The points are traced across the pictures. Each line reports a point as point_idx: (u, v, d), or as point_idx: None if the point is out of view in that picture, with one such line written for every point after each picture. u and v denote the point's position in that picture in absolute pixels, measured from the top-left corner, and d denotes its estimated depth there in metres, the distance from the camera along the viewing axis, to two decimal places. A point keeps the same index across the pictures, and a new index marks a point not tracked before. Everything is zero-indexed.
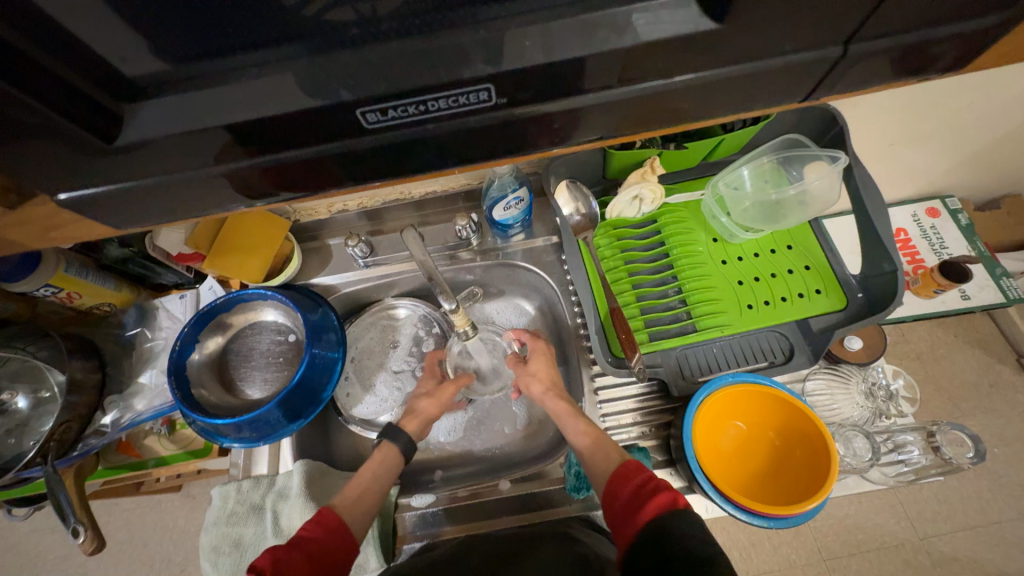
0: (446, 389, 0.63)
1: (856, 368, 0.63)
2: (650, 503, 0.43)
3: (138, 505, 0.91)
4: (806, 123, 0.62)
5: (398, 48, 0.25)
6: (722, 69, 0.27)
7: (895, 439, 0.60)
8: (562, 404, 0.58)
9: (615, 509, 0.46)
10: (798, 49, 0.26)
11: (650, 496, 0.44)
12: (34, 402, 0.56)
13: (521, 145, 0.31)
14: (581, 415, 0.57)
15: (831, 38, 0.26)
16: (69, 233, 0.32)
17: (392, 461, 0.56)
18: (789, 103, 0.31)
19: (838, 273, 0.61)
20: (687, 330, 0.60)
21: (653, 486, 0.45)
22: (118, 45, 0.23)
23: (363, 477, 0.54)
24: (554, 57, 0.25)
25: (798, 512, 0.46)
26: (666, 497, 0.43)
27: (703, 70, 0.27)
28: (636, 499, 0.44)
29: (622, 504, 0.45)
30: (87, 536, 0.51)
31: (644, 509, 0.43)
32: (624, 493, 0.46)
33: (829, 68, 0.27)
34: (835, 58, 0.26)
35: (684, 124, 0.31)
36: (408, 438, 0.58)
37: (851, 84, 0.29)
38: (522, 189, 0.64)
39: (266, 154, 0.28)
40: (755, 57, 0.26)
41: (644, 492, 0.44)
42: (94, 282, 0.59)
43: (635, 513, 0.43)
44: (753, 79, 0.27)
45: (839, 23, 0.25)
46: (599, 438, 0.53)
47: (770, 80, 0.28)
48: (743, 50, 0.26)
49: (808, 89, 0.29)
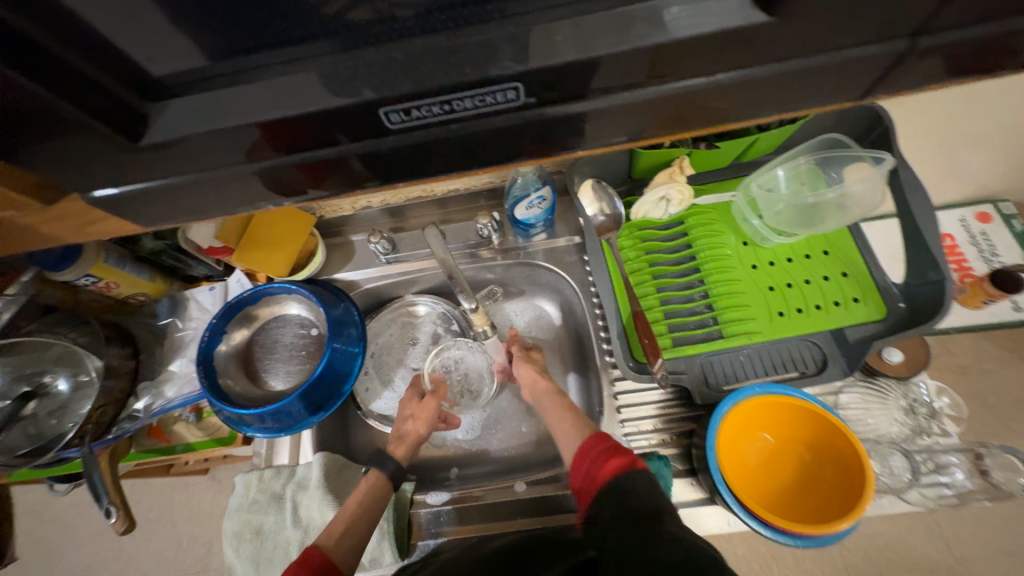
0: (429, 406, 0.63)
1: (895, 382, 0.60)
2: (609, 465, 0.46)
3: (168, 486, 0.95)
4: (847, 123, 0.58)
5: (421, 46, 0.24)
6: (766, 66, 0.25)
7: (937, 459, 0.57)
8: (550, 388, 0.61)
9: (578, 473, 0.49)
10: (854, 44, 0.24)
11: (610, 459, 0.47)
12: (75, 385, 0.58)
13: (548, 147, 0.29)
14: (564, 398, 0.60)
15: (899, 31, 0.24)
16: (103, 228, 0.33)
17: (378, 489, 0.55)
18: (844, 103, 0.28)
19: (879, 281, 0.57)
20: (713, 336, 0.58)
21: (613, 450, 0.48)
22: (149, 44, 0.23)
23: (348, 512, 0.52)
24: (588, 55, 0.24)
25: (829, 532, 0.44)
26: (624, 460, 0.47)
27: (746, 67, 0.25)
28: (597, 462, 0.48)
29: (585, 468, 0.48)
30: (119, 516, 0.54)
31: (603, 470, 0.46)
32: (587, 458, 0.49)
33: (893, 66, 0.25)
34: (903, 52, 0.24)
35: (722, 125, 0.30)
36: (397, 463, 0.58)
37: (909, 83, 0.27)
38: (545, 188, 0.63)
39: (292, 153, 0.28)
40: (802, 54, 0.25)
41: (605, 456, 0.48)
42: (130, 272, 0.61)
43: (595, 475, 0.47)
44: (802, 77, 0.26)
45: (908, 15, 0.23)
46: (578, 418, 0.56)
47: (820, 78, 0.26)
48: (788, 46, 0.24)
49: (865, 88, 0.27)
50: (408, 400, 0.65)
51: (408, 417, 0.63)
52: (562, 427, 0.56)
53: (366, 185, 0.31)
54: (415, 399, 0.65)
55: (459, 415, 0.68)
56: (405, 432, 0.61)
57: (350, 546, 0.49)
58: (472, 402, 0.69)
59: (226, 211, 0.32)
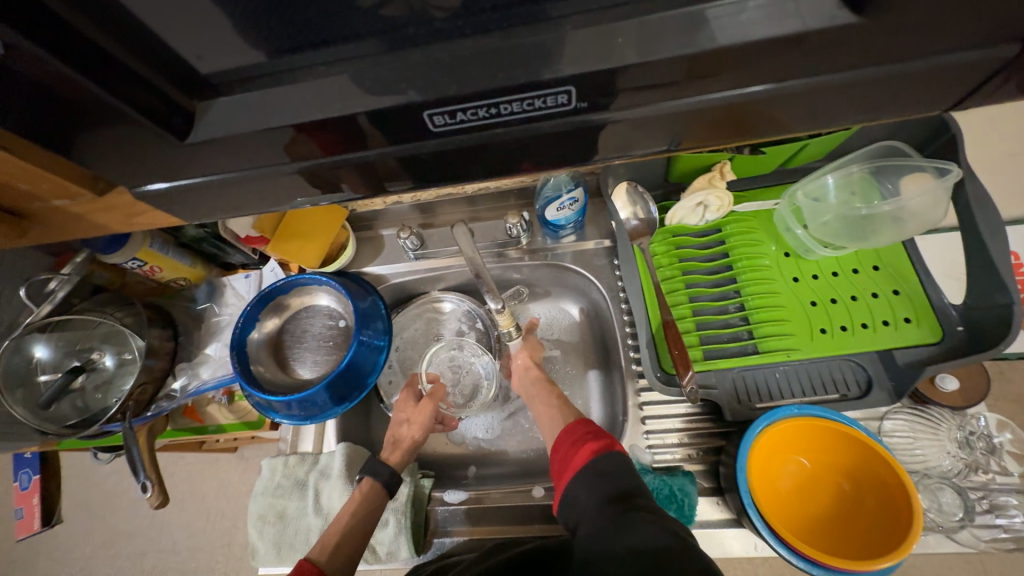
0: (426, 408, 0.63)
1: (950, 412, 0.56)
2: (588, 448, 0.48)
3: (200, 461, 0.99)
4: (908, 131, 0.54)
5: (467, 47, 0.24)
6: (846, 71, 0.23)
7: (993, 499, 0.51)
8: (541, 376, 0.63)
9: (558, 455, 0.50)
10: (954, 49, 0.22)
11: (588, 442, 0.48)
12: (119, 361, 0.62)
13: (592, 153, 0.28)
14: (552, 384, 0.62)
15: (1006, 35, 0.21)
16: (149, 218, 0.34)
17: (372, 495, 0.55)
18: (927, 114, 0.26)
19: (935, 302, 0.53)
20: (748, 350, 0.55)
21: (591, 434, 0.49)
22: (203, 41, 0.24)
23: (341, 524, 0.53)
24: (649, 58, 0.23)
25: (867, 569, 0.41)
26: (602, 443, 0.48)
27: (823, 73, 0.23)
28: (575, 444, 0.49)
29: (564, 450, 0.50)
30: (154, 490, 0.56)
31: (581, 453, 0.48)
32: (567, 440, 0.50)
33: (990, 75, 0.23)
34: (1007, 59, 0.22)
35: (785, 134, 0.28)
36: (392, 472, 0.56)
37: (1006, 93, 0.25)
38: (578, 189, 0.62)
39: (334, 154, 0.28)
40: (888, 59, 0.23)
41: (584, 439, 0.49)
42: (173, 258, 0.64)
43: (574, 457, 0.48)
44: (887, 84, 0.23)
45: (1016, 18, 0.21)
46: (564, 406, 0.58)
47: (905, 86, 0.24)
48: (873, 50, 0.22)
49: (956, 98, 0.24)
50: (404, 402, 0.65)
51: (403, 421, 0.63)
52: (548, 412, 0.58)
53: (403, 185, 0.31)
54: (410, 401, 0.65)
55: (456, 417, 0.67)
56: (399, 434, 0.62)
57: (342, 558, 0.50)
58: (468, 406, 0.68)
59: (266, 206, 0.32)
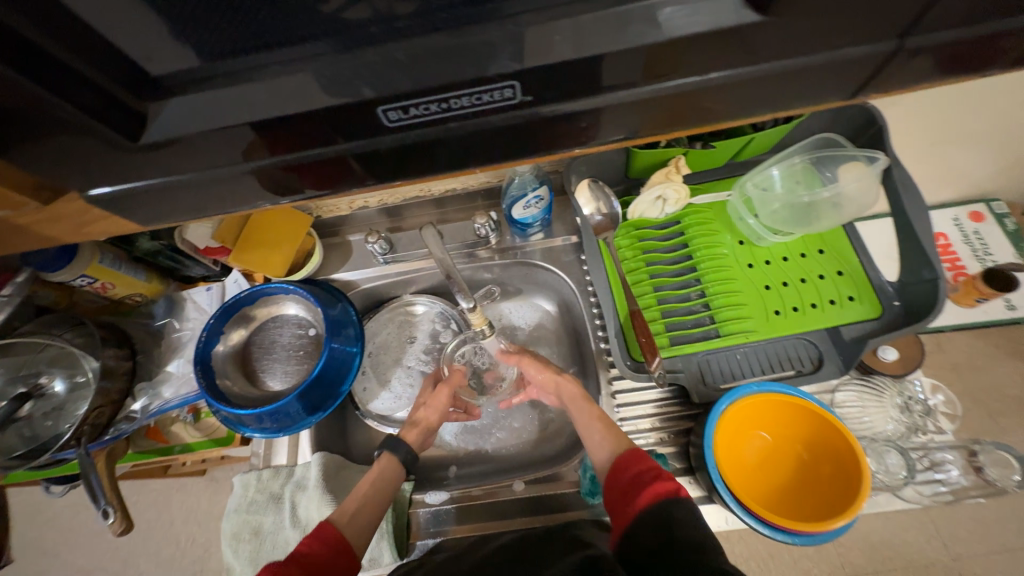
0: (441, 394, 0.63)
1: (891, 380, 0.61)
2: (651, 490, 0.44)
3: (165, 486, 0.94)
4: (842, 122, 0.59)
5: (417, 46, 0.24)
6: (760, 65, 0.25)
7: (932, 457, 0.57)
8: (576, 390, 0.58)
9: (614, 493, 0.47)
10: (848, 44, 0.25)
11: (651, 483, 0.45)
12: (71, 386, 0.58)
13: (544, 147, 0.29)
14: (592, 402, 0.58)
15: (887, 32, 0.24)
16: (100, 227, 0.33)
17: (389, 469, 0.56)
18: (833, 103, 0.29)
19: (874, 280, 0.58)
20: (710, 335, 0.58)
21: (653, 474, 0.46)
22: (147, 43, 0.23)
23: (361, 490, 0.53)
24: (585, 54, 0.25)
25: (826, 529, 0.44)
26: (667, 485, 0.44)
27: (742, 67, 0.26)
28: (635, 484, 0.45)
29: (621, 489, 0.46)
30: (116, 517, 0.54)
31: (642, 495, 0.44)
32: (624, 478, 0.47)
33: (881, 66, 0.26)
34: (890, 52, 0.25)
35: (716, 124, 0.30)
36: (408, 448, 0.58)
37: (899, 83, 0.28)
38: (543, 187, 0.63)
39: (284, 153, 0.28)
40: (795, 54, 0.25)
41: (645, 479, 0.46)
42: (126, 273, 0.61)
43: (634, 499, 0.45)
44: (798, 77, 0.26)
45: (896, 16, 0.23)
46: (609, 425, 0.54)
47: (811, 78, 0.26)
48: (782, 46, 0.25)
49: (856, 88, 0.27)
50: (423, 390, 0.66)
51: (421, 404, 0.63)
52: (591, 436, 0.53)
53: (363, 184, 0.31)
54: (429, 391, 0.66)
55: (479, 406, 0.68)
56: (416, 418, 0.61)
57: (362, 526, 0.50)
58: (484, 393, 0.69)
59: (225, 208, 0.32)
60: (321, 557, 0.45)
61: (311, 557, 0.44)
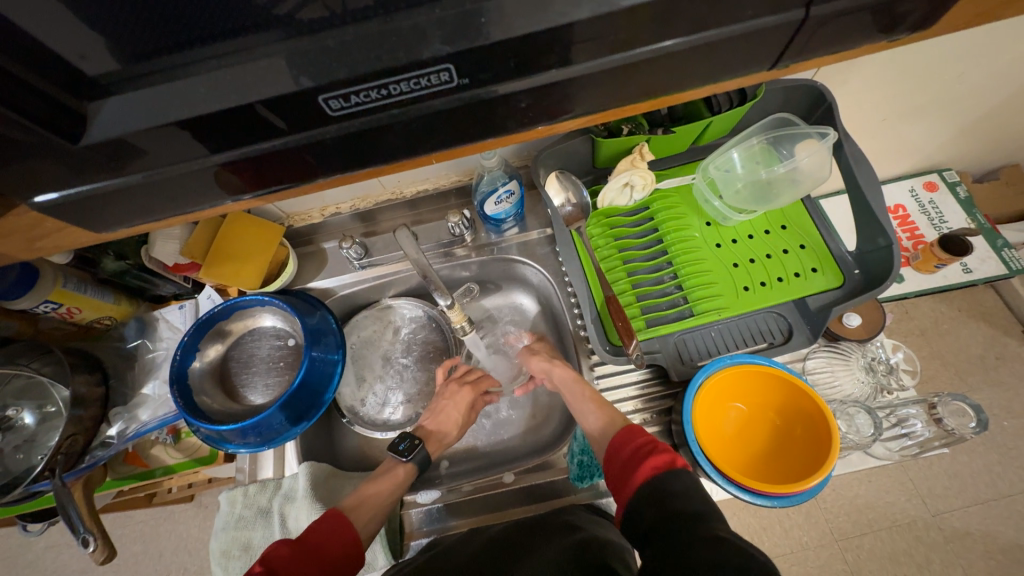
0: (472, 418, 0.64)
1: (856, 344, 0.64)
2: (646, 464, 0.45)
3: (152, 516, 0.92)
4: (795, 101, 0.60)
5: (349, 33, 0.25)
6: (682, 39, 0.27)
7: (897, 414, 0.62)
8: (566, 373, 0.60)
9: (615, 469, 0.47)
10: (758, 15, 0.26)
11: (645, 457, 0.45)
12: (41, 417, 0.56)
13: (491, 128, 0.30)
14: (586, 384, 0.59)
15: (792, 2, 0.26)
16: (53, 239, 0.33)
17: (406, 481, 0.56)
18: (760, 71, 0.30)
19: (834, 250, 0.60)
20: (685, 315, 0.60)
21: (649, 448, 0.46)
22: (76, 43, 0.23)
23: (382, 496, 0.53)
24: (512, 34, 0.26)
25: (801, 489, 0.46)
26: (663, 459, 0.45)
27: (664, 40, 0.27)
28: (634, 461, 0.46)
29: (619, 469, 0.47)
30: (98, 545, 0.52)
31: (639, 470, 0.45)
32: (620, 457, 0.47)
33: (793, 34, 0.27)
34: (798, 21, 0.26)
35: (655, 99, 0.31)
36: (425, 453, 0.58)
37: (819, 49, 0.29)
38: (513, 182, 0.64)
39: (232, 150, 0.29)
40: (714, 26, 0.26)
41: (640, 455, 0.46)
42: (93, 296, 0.60)
43: (631, 474, 0.45)
44: (719, 48, 0.27)
45: None
46: (604, 404, 0.55)
47: (734, 48, 0.28)
48: (700, 20, 0.26)
49: (775, 56, 0.29)
50: (458, 398, 0.64)
51: (448, 407, 0.63)
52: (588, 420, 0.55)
53: (316, 174, 0.32)
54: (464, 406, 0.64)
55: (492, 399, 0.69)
56: (450, 432, 0.62)
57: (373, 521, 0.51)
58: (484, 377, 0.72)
59: (182, 208, 0.32)
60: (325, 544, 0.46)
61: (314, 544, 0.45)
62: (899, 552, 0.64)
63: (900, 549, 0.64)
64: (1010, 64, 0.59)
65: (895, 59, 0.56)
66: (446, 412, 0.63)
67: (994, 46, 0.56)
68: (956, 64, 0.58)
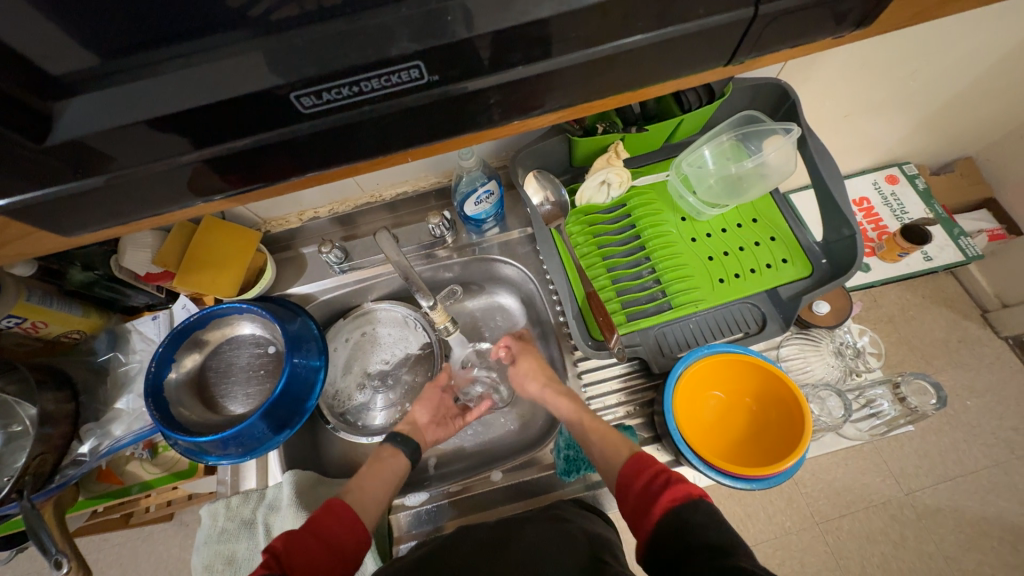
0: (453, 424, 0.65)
1: (826, 331, 0.66)
2: (662, 498, 0.43)
3: (130, 538, 0.89)
4: (760, 99, 0.63)
5: (314, 32, 0.25)
6: (641, 36, 0.28)
7: (866, 394, 0.65)
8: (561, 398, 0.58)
9: (631, 506, 0.45)
10: (711, 12, 0.28)
11: (661, 491, 0.43)
12: (6, 437, 0.53)
13: (463, 125, 0.31)
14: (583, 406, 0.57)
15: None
16: (20, 247, 0.32)
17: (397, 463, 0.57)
18: (718, 67, 0.32)
19: (803, 241, 0.63)
20: (664, 308, 0.61)
21: (662, 480, 0.44)
22: (38, 42, 0.23)
23: (365, 470, 0.56)
24: (477, 32, 0.26)
25: (778, 471, 0.48)
26: (679, 490, 0.43)
27: (623, 36, 0.28)
28: (648, 496, 0.44)
29: (634, 505, 0.45)
30: (72, 565, 0.51)
31: (656, 506, 0.43)
32: (633, 493, 0.45)
33: (745, 31, 0.29)
34: (750, 18, 0.28)
35: (621, 94, 0.32)
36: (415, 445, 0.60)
37: (772, 45, 0.31)
38: (492, 182, 0.64)
39: (201, 150, 0.28)
40: (669, 23, 0.28)
41: (654, 488, 0.44)
42: (60, 309, 0.57)
43: (648, 510, 0.43)
44: (677, 44, 0.28)
45: None
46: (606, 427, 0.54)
47: (691, 44, 0.29)
48: (656, 17, 0.27)
49: (730, 51, 0.30)
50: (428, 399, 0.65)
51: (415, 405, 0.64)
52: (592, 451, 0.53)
53: (289, 175, 0.32)
54: (433, 407, 0.65)
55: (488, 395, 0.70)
56: (424, 431, 0.63)
57: (367, 494, 0.53)
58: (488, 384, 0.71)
59: (151, 210, 0.32)
60: (331, 524, 0.47)
61: (321, 527, 0.47)
62: (875, 531, 0.67)
63: (876, 528, 0.67)
64: (958, 61, 0.63)
65: (851, 59, 0.59)
66: (414, 413, 0.63)
67: (942, 44, 0.59)
68: (907, 62, 0.61)
